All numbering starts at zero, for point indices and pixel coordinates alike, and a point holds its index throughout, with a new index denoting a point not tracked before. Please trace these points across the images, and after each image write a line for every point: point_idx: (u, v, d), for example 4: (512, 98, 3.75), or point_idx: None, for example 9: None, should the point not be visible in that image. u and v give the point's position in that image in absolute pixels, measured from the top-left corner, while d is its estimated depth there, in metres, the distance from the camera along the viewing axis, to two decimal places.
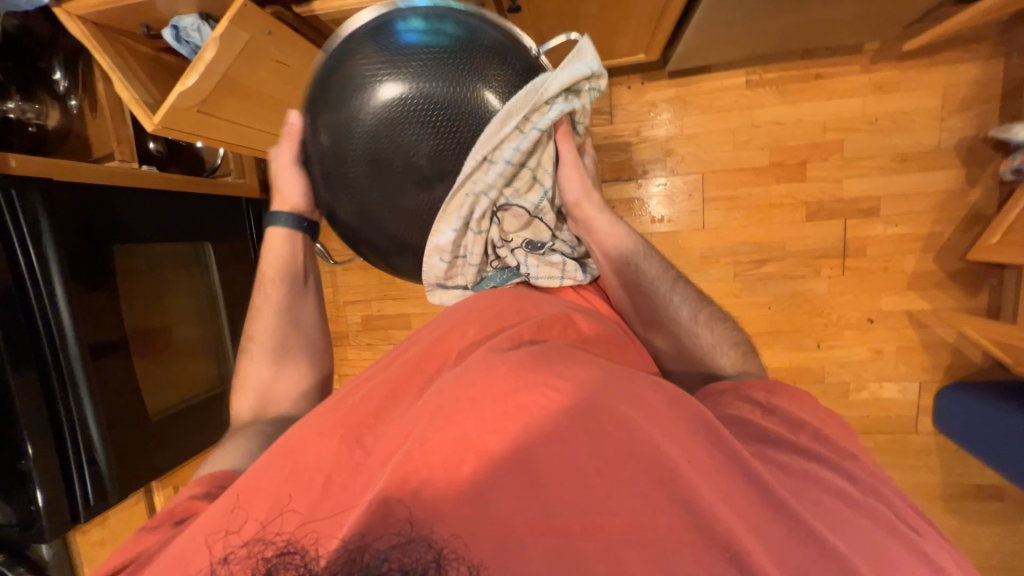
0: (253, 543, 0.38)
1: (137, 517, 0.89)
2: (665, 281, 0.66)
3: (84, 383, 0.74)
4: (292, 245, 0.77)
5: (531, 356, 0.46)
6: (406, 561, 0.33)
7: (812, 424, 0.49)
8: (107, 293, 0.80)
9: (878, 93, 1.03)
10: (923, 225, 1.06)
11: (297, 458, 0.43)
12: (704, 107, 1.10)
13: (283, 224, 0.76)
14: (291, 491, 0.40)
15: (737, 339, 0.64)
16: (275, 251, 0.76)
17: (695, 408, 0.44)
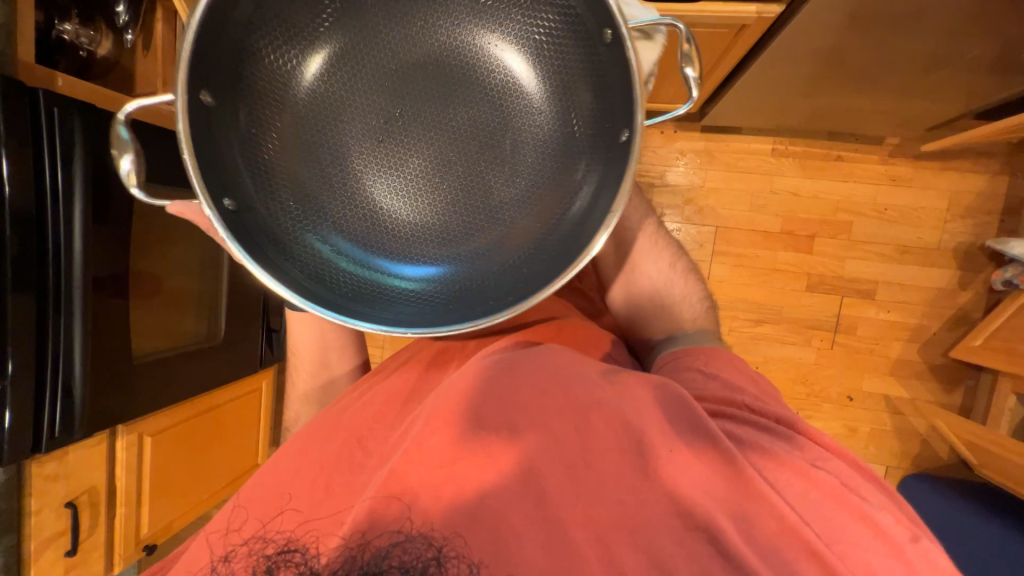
0: (254, 541, 0.39)
1: (95, 459, 0.86)
2: (657, 242, 0.64)
3: (80, 311, 0.74)
4: (329, 334, 0.69)
5: (508, 359, 0.47)
6: (407, 557, 0.34)
7: (745, 390, 0.48)
8: (121, 228, 0.79)
9: (891, 185, 1.09)
10: (912, 316, 1.11)
11: (295, 460, 0.45)
12: (728, 165, 1.15)
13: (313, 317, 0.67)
14: (286, 491, 0.43)
15: (698, 291, 0.64)
16: (308, 340, 0.69)
17: (668, 384, 0.45)
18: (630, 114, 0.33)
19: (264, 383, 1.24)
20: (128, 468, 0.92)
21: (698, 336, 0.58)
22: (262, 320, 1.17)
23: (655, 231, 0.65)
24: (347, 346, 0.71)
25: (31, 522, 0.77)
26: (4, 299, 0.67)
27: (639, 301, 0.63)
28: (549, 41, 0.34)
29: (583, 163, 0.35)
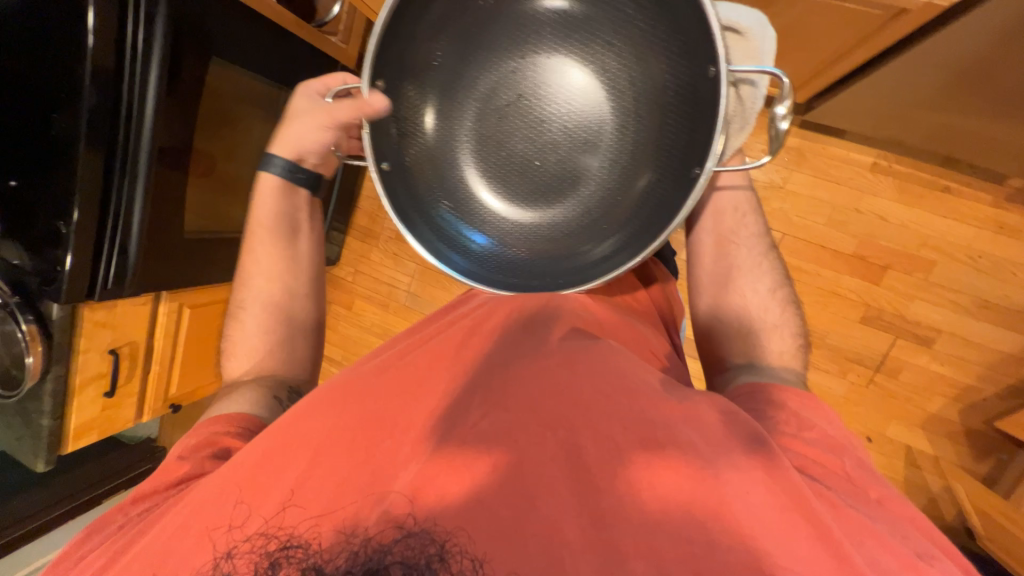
0: (256, 537, 0.40)
1: (140, 317, 0.92)
2: (753, 254, 0.62)
3: (144, 177, 0.76)
4: (287, 202, 0.69)
5: (557, 361, 0.46)
6: (408, 553, 0.37)
7: (852, 450, 0.44)
8: (190, 102, 0.79)
9: (995, 232, 0.98)
10: (966, 376, 1.03)
11: (314, 428, 0.44)
12: (818, 170, 1.05)
13: (278, 175, 0.67)
14: (300, 464, 0.42)
15: (796, 326, 0.59)
16: (266, 207, 0.68)
17: (746, 422, 0.41)
18: (704, 156, 0.45)
19: None
20: (166, 333, 0.98)
21: (784, 372, 0.54)
22: None
23: (765, 252, 0.62)
24: (299, 217, 0.70)
25: (80, 359, 0.84)
26: (77, 147, 0.69)
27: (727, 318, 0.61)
28: (650, 92, 0.50)
29: (652, 183, 0.51)
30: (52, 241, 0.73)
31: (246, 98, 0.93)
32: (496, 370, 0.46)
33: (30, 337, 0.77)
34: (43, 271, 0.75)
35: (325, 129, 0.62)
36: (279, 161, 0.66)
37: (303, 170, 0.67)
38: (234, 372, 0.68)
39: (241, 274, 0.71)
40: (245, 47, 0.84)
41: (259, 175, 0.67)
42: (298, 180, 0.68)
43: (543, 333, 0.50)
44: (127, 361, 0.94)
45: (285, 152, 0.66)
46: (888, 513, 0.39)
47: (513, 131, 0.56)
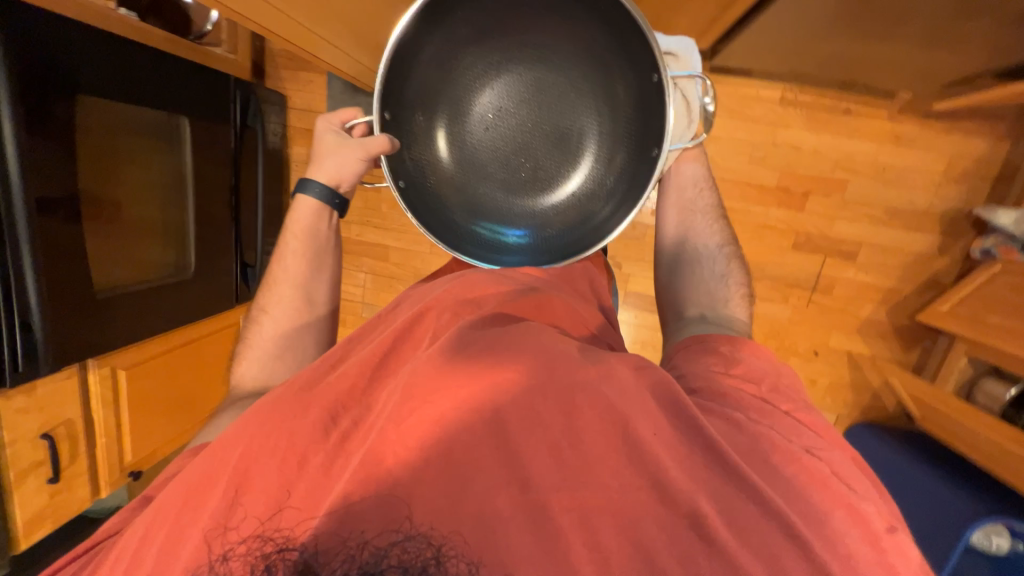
0: (251, 539, 0.36)
1: (67, 391, 0.84)
2: (705, 219, 0.67)
3: (26, 237, 0.68)
4: (321, 221, 0.67)
5: (488, 342, 0.46)
6: (406, 557, 0.34)
7: (771, 379, 0.47)
8: (59, 146, 0.70)
9: (894, 144, 1.06)
10: (888, 279, 1.13)
11: (270, 444, 0.40)
12: (733, 112, 1.08)
13: (315, 198, 0.65)
14: (249, 484, 0.38)
15: (742, 281, 0.63)
16: (302, 222, 0.66)
17: (662, 376, 0.44)
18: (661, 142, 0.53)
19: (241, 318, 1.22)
20: (103, 400, 0.91)
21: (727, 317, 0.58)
22: (235, 253, 1.11)
23: (715, 215, 0.68)
24: (333, 236, 0.68)
25: (7, 452, 0.77)
26: None
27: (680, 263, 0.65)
28: (605, 94, 0.56)
29: (621, 171, 0.58)
30: None
31: (124, 128, 0.84)
32: (432, 360, 0.45)
33: None
34: None
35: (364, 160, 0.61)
36: (319, 186, 0.64)
37: (340, 196, 0.66)
38: (245, 380, 0.65)
39: (266, 286, 0.69)
40: (112, 76, 0.76)
41: (298, 196, 0.65)
42: (336, 205, 0.66)
43: (465, 325, 0.50)
44: (65, 441, 0.87)
45: (322, 178, 0.65)
46: (797, 426, 0.43)
47: (492, 144, 0.59)
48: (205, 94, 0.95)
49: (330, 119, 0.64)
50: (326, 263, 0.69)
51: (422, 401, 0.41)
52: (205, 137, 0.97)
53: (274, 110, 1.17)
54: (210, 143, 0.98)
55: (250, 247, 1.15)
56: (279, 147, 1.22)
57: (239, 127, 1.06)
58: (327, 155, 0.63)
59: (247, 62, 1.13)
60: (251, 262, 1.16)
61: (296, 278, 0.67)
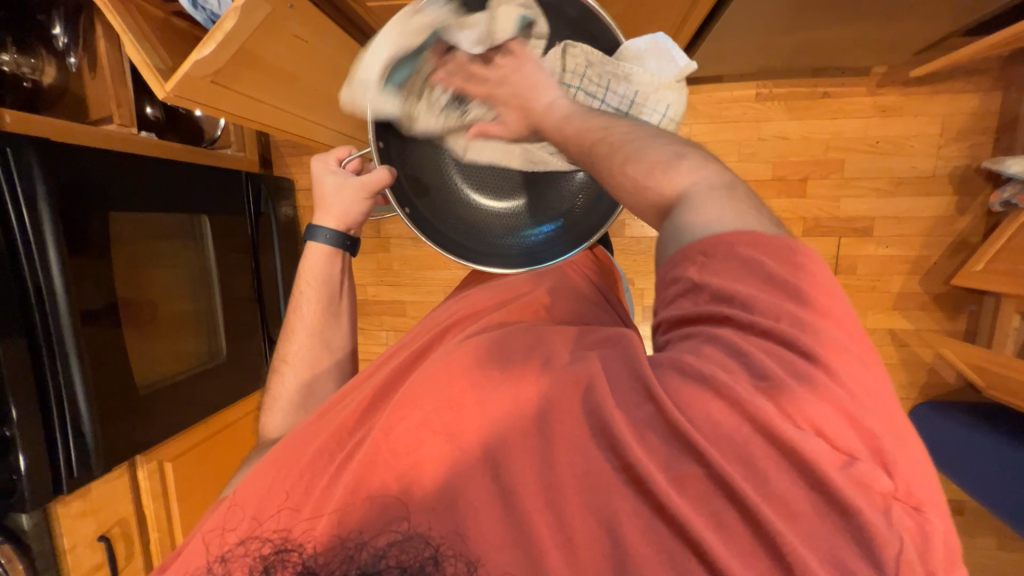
0: (250, 540, 0.39)
1: (118, 490, 0.87)
2: None
3: (73, 346, 0.73)
4: (332, 266, 0.70)
5: (485, 343, 0.44)
6: (403, 557, 0.35)
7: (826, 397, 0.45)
8: (94, 256, 0.77)
9: (882, 116, 1.06)
10: (912, 249, 1.10)
11: (275, 466, 0.43)
12: (712, 116, 1.11)
13: (325, 244, 0.68)
14: (257, 505, 0.40)
15: None
16: (311, 273, 0.69)
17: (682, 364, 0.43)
18: None
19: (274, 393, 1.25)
20: (152, 496, 0.93)
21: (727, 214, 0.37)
22: (262, 331, 1.16)
23: None
24: (343, 281, 0.72)
25: (67, 560, 0.79)
26: None
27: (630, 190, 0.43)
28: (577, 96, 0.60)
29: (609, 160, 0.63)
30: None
31: (158, 236, 0.93)
32: (442, 368, 0.42)
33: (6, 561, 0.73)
34: None
35: (367, 199, 0.65)
36: (328, 232, 0.68)
37: (349, 236, 0.69)
38: (274, 429, 0.67)
39: (283, 336, 0.72)
40: (138, 190, 0.84)
41: (309, 244, 0.68)
42: (348, 246, 0.69)
43: (472, 334, 0.49)
44: (120, 541, 0.89)
45: (330, 223, 0.68)
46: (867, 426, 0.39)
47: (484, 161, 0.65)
48: (221, 190, 1.03)
49: (324, 162, 0.66)
50: (339, 312, 0.71)
51: (435, 416, 0.38)
52: (224, 229, 1.04)
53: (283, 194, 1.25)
54: (229, 234, 1.06)
55: (275, 323, 1.20)
56: (292, 226, 1.30)
57: (254, 215, 1.14)
58: (332, 200, 0.66)
59: (254, 155, 1.23)
60: (278, 338, 1.21)
61: (310, 325, 0.70)
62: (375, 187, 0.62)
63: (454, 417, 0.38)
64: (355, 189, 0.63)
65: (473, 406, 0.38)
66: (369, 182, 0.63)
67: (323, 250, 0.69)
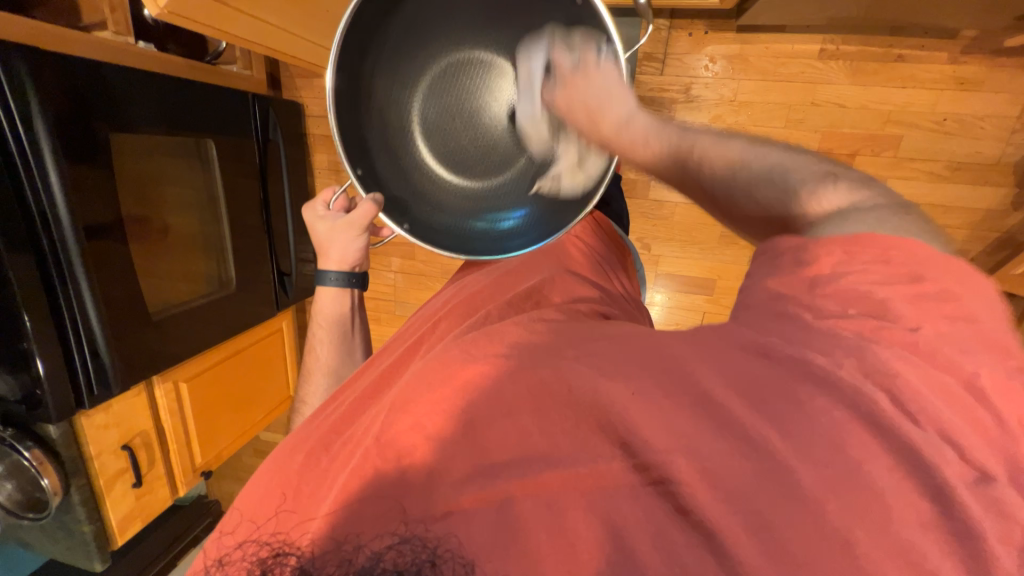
0: (247, 544, 0.37)
1: (139, 406, 0.93)
2: None
3: (82, 267, 0.73)
4: (344, 302, 0.72)
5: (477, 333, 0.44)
6: (401, 561, 0.32)
7: None
8: (101, 172, 0.74)
9: (957, 90, 0.94)
10: (950, 241, 1.03)
11: (269, 476, 0.42)
12: (764, 72, 1.00)
13: (334, 286, 0.71)
14: (257, 512, 0.39)
15: None
16: (325, 311, 0.71)
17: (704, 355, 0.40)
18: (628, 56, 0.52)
19: (284, 323, 1.29)
20: (171, 412, 0.99)
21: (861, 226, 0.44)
22: (272, 263, 1.17)
23: None
24: (354, 317, 0.73)
25: (94, 466, 0.86)
26: (6, 274, 0.66)
27: (749, 217, 0.45)
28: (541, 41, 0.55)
29: None
30: (19, 365, 0.72)
31: (159, 153, 0.89)
32: (428, 366, 0.42)
33: (38, 462, 0.79)
34: (25, 396, 0.75)
35: (361, 238, 0.67)
36: (333, 273, 0.69)
37: (356, 275, 0.71)
38: None
39: (301, 380, 0.73)
40: (142, 109, 0.80)
41: (318, 288, 0.71)
42: (355, 282, 0.71)
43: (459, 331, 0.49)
44: (142, 449, 0.96)
45: (335, 267, 0.70)
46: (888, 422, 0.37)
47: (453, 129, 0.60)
48: (228, 112, 0.98)
49: (313, 210, 0.68)
50: (354, 350, 0.73)
51: (425, 416, 0.37)
52: (231, 156, 1.00)
53: (293, 121, 1.19)
54: (237, 161, 1.02)
55: (283, 255, 1.20)
56: (302, 155, 1.24)
57: (262, 141, 1.08)
58: (330, 245, 0.68)
59: (262, 75, 1.15)
60: (287, 270, 1.22)
61: (328, 365, 0.71)
62: (365, 223, 0.63)
63: (439, 411, 0.37)
64: (345, 231, 0.65)
65: (459, 398, 0.37)
66: (358, 223, 0.64)
67: (331, 296, 0.71)
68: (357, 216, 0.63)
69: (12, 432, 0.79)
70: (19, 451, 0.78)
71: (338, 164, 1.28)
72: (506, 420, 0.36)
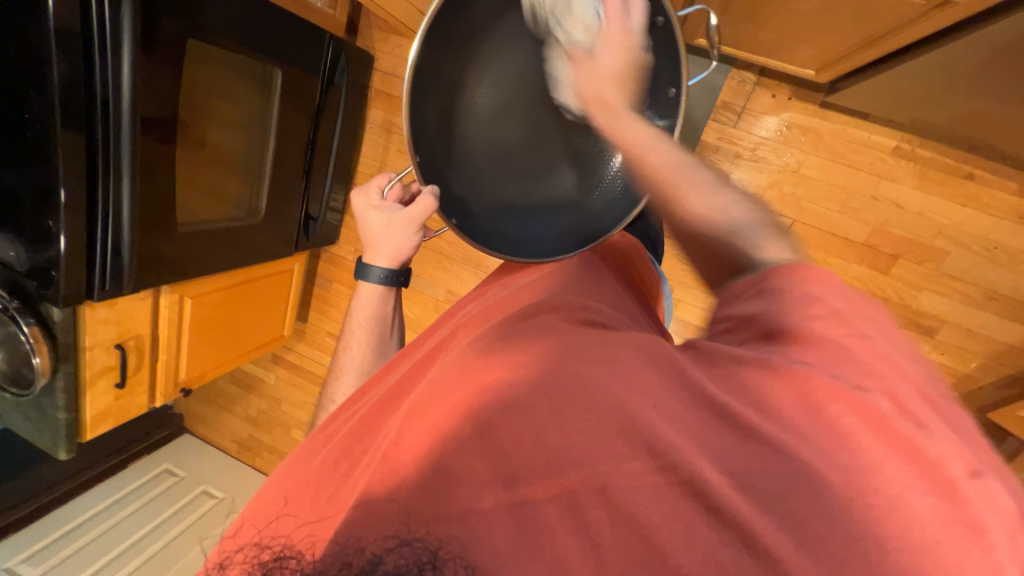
0: (250, 547, 0.38)
1: (141, 309, 0.92)
2: None
3: (129, 162, 0.72)
4: (386, 301, 0.70)
5: (497, 339, 0.42)
6: (401, 564, 0.32)
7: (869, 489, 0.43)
8: (171, 73, 0.74)
9: (1016, 223, 0.94)
10: (965, 365, 1.03)
11: (283, 478, 0.43)
12: (833, 153, 1.00)
13: (376, 283, 0.68)
14: (267, 514, 0.40)
15: None
16: (366, 310, 0.69)
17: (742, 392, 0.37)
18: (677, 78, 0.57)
19: (296, 265, 1.30)
20: (170, 323, 0.99)
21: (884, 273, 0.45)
22: (301, 204, 1.16)
23: None
24: (394, 318, 0.71)
25: (86, 356, 0.86)
26: (56, 151, 0.65)
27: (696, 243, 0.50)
28: None
29: None
30: (41, 242, 0.71)
31: (224, 69, 0.87)
32: (446, 371, 0.41)
33: (34, 340, 0.79)
34: (40, 275, 0.74)
35: (413, 233, 0.65)
36: (381, 269, 0.68)
37: (402, 273, 0.69)
38: None
39: (330, 378, 0.71)
40: (224, 24, 0.78)
41: (361, 282, 0.69)
42: (400, 282, 0.69)
43: (481, 334, 0.47)
44: (133, 353, 0.95)
45: (385, 262, 0.67)
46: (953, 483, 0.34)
47: (509, 122, 0.60)
48: (303, 47, 0.97)
49: (367, 198, 0.67)
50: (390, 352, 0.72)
51: (442, 418, 0.37)
52: (294, 90, 0.99)
53: (360, 70, 1.18)
54: (298, 96, 1.01)
55: (314, 200, 1.19)
56: (359, 106, 1.23)
57: (326, 82, 1.07)
58: (381, 238, 0.66)
59: (343, 18, 1.14)
60: (314, 215, 1.22)
61: (362, 366, 0.70)
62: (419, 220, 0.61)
63: (456, 417, 0.36)
64: (398, 223, 0.64)
65: (475, 403, 0.36)
66: (414, 218, 0.62)
67: (375, 292, 0.69)
68: (413, 211, 0.61)
69: (18, 304, 0.79)
70: (20, 324, 0.78)
71: (393, 124, 1.27)
72: (521, 424, 0.35)
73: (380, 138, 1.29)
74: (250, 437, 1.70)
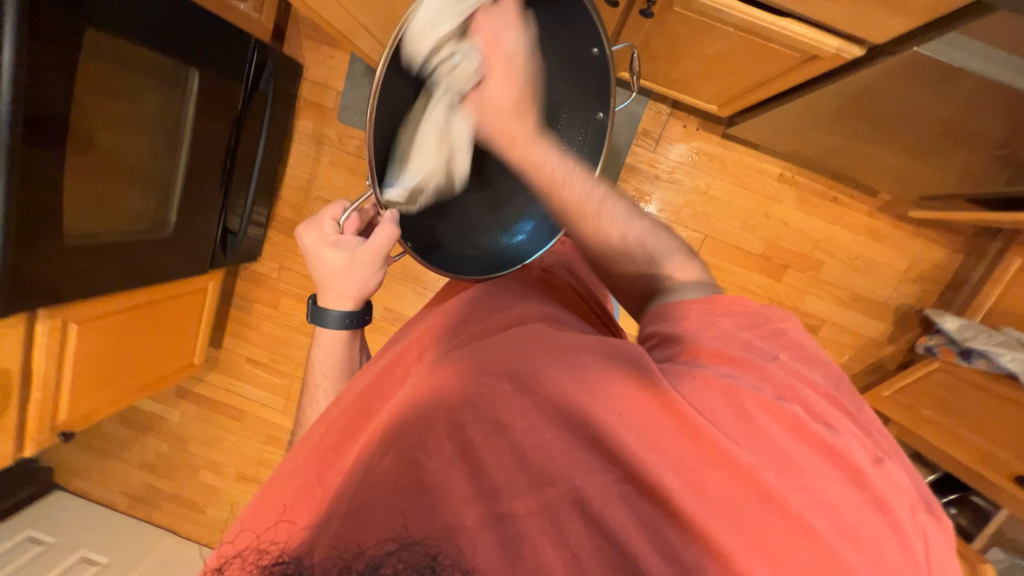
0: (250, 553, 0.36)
1: (9, 337, 0.77)
2: None
3: (4, 167, 0.61)
4: (349, 345, 0.65)
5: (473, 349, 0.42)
6: (401, 568, 0.31)
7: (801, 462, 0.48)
8: (64, 66, 0.64)
9: (868, 237, 1.16)
10: (842, 357, 1.22)
11: (273, 491, 0.41)
12: (733, 177, 1.15)
13: (337, 326, 0.62)
14: (262, 522, 0.38)
15: None
16: (329, 359, 0.64)
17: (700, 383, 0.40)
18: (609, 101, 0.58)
19: (211, 284, 1.20)
20: (50, 354, 0.84)
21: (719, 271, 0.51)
22: (218, 217, 1.07)
23: None
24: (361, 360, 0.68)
25: None
26: None
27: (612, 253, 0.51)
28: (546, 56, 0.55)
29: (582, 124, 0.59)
30: None
31: (132, 66, 0.77)
32: (432, 379, 0.40)
33: None
34: None
35: (376, 270, 0.60)
36: (340, 310, 0.62)
37: (365, 312, 0.63)
38: None
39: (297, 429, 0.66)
40: (132, 16, 0.71)
41: (318, 328, 0.63)
42: (362, 321, 0.64)
43: (458, 343, 0.47)
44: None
45: (345, 302, 0.61)
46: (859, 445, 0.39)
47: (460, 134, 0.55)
48: (224, 48, 0.90)
49: (321, 231, 0.60)
50: None
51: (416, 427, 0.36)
52: (213, 92, 0.92)
53: (288, 78, 1.12)
54: (217, 99, 0.93)
55: (233, 212, 1.11)
56: (286, 115, 1.17)
57: (250, 88, 1.01)
58: (338, 277, 0.60)
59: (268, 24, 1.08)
60: (232, 229, 1.13)
61: None
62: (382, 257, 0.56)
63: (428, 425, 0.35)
64: (358, 260, 0.58)
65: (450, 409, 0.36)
66: (376, 254, 0.56)
67: (338, 337, 0.63)
68: (375, 246, 0.55)
69: None
70: None
71: (324, 136, 1.22)
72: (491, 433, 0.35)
73: (309, 149, 1.23)
74: (144, 486, 1.46)
